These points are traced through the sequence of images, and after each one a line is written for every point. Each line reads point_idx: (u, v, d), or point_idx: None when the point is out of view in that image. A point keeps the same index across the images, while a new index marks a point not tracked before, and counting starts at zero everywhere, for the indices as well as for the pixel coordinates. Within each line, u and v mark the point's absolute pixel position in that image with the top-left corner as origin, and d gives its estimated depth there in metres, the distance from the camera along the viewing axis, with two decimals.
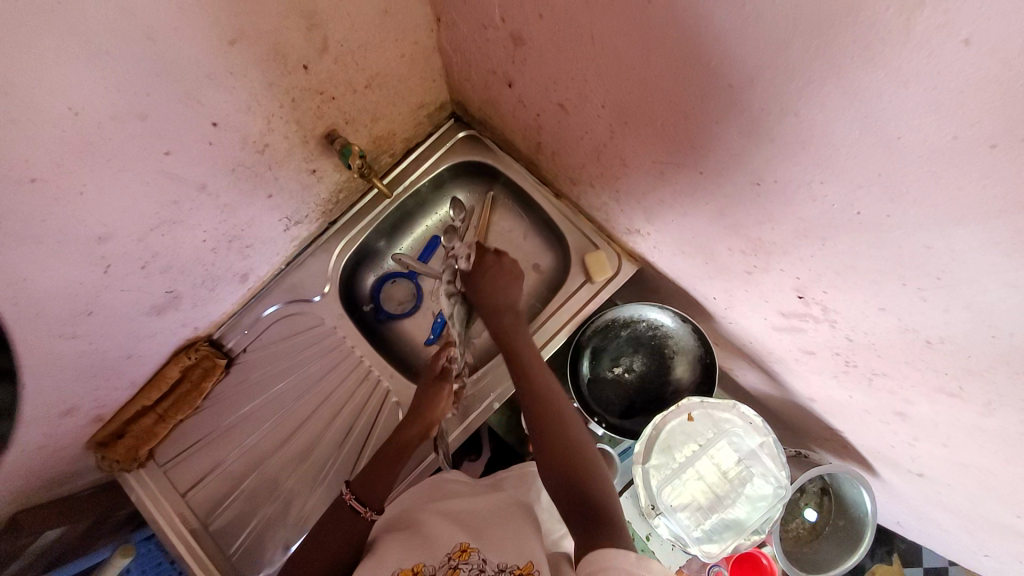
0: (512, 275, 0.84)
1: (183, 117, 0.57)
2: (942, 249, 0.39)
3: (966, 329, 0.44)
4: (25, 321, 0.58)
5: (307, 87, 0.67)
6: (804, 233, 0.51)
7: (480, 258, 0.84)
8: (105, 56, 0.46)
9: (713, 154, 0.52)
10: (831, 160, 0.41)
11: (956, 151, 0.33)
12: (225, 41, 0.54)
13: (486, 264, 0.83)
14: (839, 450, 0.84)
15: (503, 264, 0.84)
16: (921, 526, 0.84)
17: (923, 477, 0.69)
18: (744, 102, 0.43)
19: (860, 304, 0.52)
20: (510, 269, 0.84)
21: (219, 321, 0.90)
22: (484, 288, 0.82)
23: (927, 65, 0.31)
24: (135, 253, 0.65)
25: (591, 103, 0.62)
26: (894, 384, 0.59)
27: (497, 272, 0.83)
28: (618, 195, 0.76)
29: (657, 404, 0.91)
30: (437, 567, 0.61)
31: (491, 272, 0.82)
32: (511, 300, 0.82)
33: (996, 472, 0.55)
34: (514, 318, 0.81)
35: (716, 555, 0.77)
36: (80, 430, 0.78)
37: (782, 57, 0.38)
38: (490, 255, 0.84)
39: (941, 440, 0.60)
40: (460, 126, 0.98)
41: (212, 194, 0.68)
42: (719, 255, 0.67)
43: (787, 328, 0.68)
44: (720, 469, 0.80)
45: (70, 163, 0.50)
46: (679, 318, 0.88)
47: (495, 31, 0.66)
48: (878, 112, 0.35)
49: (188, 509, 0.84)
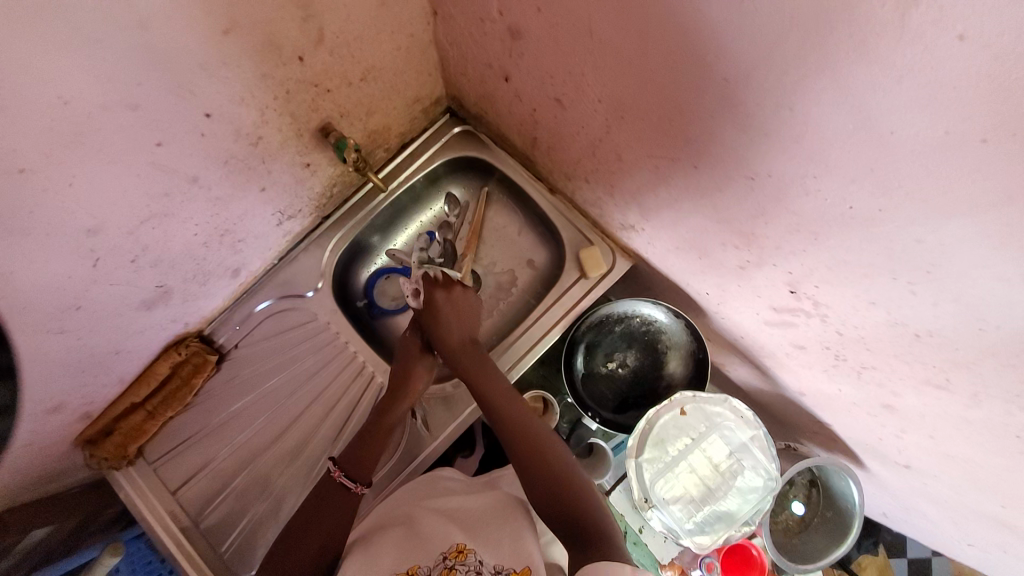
0: (467, 302, 0.82)
1: (176, 108, 0.57)
2: (932, 243, 0.40)
3: (954, 322, 0.45)
4: (11, 315, 0.56)
5: (302, 79, 0.67)
6: (796, 228, 0.51)
7: (430, 297, 0.81)
8: (97, 44, 0.45)
9: (709, 149, 0.52)
10: (825, 156, 0.42)
11: (948, 145, 0.34)
12: (220, 30, 0.54)
13: (438, 302, 0.80)
14: (827, 443, 0.85)
15: (453, 295, 0.81)
16: (906, 516, 0.86)
17: (909, 468, 0.70)
18: (740, 98, 0.44)
19: (851, 298, 0.53)
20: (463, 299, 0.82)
21: (210, 316, 0.89)
22: (439, 323, 0.80)
23: (921, 61, 0.31)
24: (125, 247, 0.63)
25: (587, 98, 0.63)
26: (882, 377, 0.60)
27: (451, 302, 0.81)
28: (614, 191, 0.77)
29: (650, 399, 0.92)
30: (433, 567, 0.61)
31: (444, 309, 0.80)
32: (466, 334, 0.81)
33: (980, 462, 0.57)
34: (472, 352, 0.80)
35: (708, 546, 0.79)
36: (68, 427, 0.76)
37: (779, 53, 0.38)
38: (439, 291, 0.81)
39: (927, 432, 0.61)
40: (454, 121, 0.97)
41: (204, 187, 0.67)
42: (712, 250, 0.68)
43: (779, 323, 0.69)
44: (712, 462, 0.81)
45: (60, 153, 0.49)
46: (672, 314, 0.89)
47: (492, 25, 0.66)
48: (873, 107, 0.36)
49: (179, 507, 0.83)
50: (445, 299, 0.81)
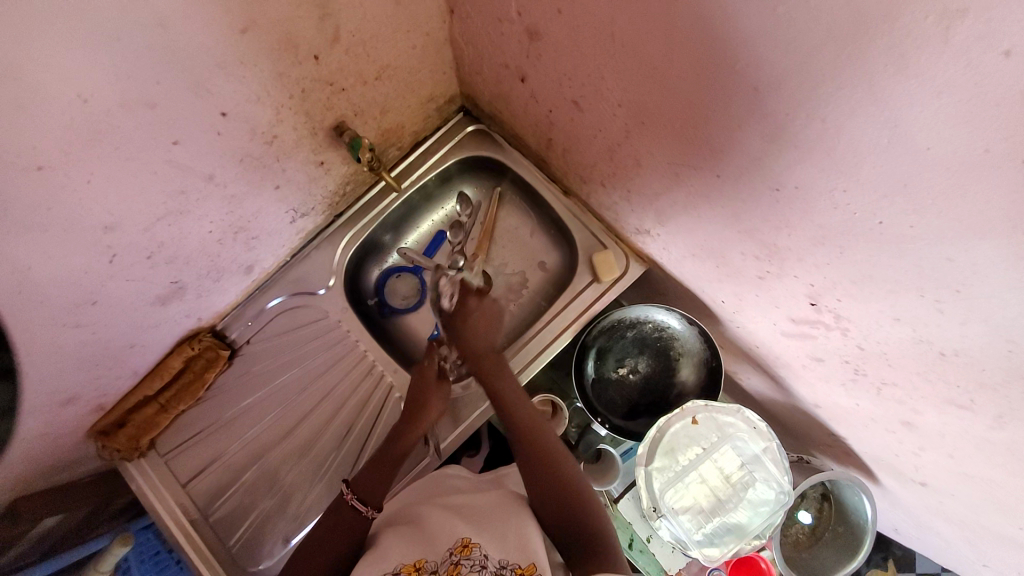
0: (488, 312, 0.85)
1: (193, 107, 0.56)
2: (964, 261, 0.39)
3: (982, 343, 0.44)
4: (29, 310, 0.57)
5: (318, 78, 0.66)
6: (820, 240, 0.50)
7: (464, 303, 0.85)
8: (115, 43, 0.45)
9: (732, 157, 0.51)
10: (855, 168, 0.40)
11: (988, 164, 0.32)
12: (237, 29, 0.53)
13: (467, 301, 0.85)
14: (841, 456, 0.84)
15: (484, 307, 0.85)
16: (919, 533, 0.84)
17: (926, 486, 0.69)
18: (767, 107, 0.43)
19: (874, 313, 0.52)
20: (494, 313, 0.85)
21: (223, 312, 0.90)
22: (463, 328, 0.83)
23: (964, 75, 0.30)
24: (140, 243, 0.64)
25: (607, 102, 0.62)
26: (903, 394, 0.59)
27: (480, 313, 0.84)
28: (629, 196, 0.76)
29: (660, 406, 0.91)
30: (439, 563, 0.60)
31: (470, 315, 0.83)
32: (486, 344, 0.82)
33: (1001, 484, 0.55)
34: (494, 357, 0.81)
35: (717, 559, 0.77)
36: (82, 418, 0.77)
37: (812, 61, 0.37)
38: (473, 298, 0.85)
39: (947, 451, 0.60)
40: (469, 121, 0.97)
41: (219, 185, 0.67)
42: (730, 258, 0.66)
43: (796, 334, 0.67)
44: (723, 473, 0.80)
45: (78, 151, 0.50)
46: (685, 321, 0.87)
47: (510, 26, 0.65)
48: (908, 122, 0.34)
49: (188, 499, 0.84)
50: (477, 308, 0.85)
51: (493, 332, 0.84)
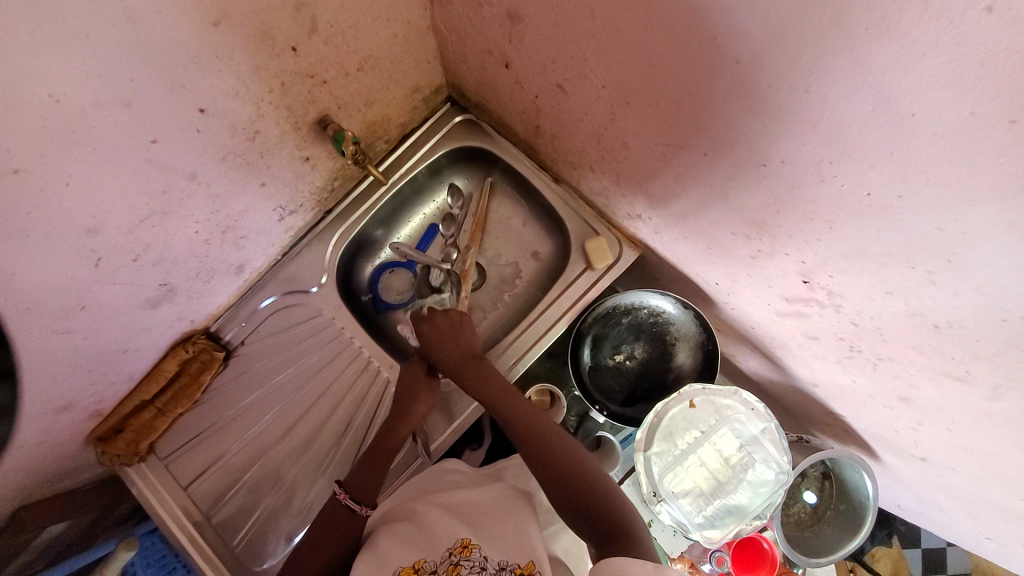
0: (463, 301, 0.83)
1: (169, 104, 0.56)
2: (954, 230, 0.38)
3: (975, 313, 0.43)
4: (16, 318, 0.56)
5: (297, 71, 0.65)
6: (810, 216, 0.49)
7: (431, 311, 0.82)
8: (86, 40, 0.44)
9: (717, 135, 0.50)
10: (841, 139, 0.40)
11: (974, 127, 0.32)
12: (211, 21, 0.52)
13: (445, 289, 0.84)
14: (841, 435, 0.83)
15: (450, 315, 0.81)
16: (922, 508, 0.84)
17: (926, 461, 0.68)
18: (751, 80, 0.42)
19: (867, 288, 0.51)
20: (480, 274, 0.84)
21: (216, 313, 0.89)
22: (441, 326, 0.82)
23: (946, 35, 0.29)
24: (126, 246, 0.63)
25: (591, 84, 0.60)
26: (899, 368, 0.58)
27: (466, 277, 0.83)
28: (619, 180, 0.75)
29: (658, 391, 0.91)
30: (438, 563, 0.61)
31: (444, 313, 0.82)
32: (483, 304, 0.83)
33: (1000, 456, 0.55)
34: (476, 364, 0.79)
35: (718, 540, 0.78)
36: (79, 425, 0.77)
37: (793, 28, 0.36)
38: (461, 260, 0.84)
39: (945, 424, 0.59)
40: (456, 111, 0.96)
41: (203, 183, 0.67)
42: (722, 239, 0.66)
43: (791, 313, 0.67)
44: (723, 456, 0.80)
45: (55, 154, 0.49)
46: (681, 305, 0.87)
47: (491, 10, 0.64)
48: (893, 87, 0.33)
49: (190, 502, 0.84)
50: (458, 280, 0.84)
51: (471, 341, 0.81)
